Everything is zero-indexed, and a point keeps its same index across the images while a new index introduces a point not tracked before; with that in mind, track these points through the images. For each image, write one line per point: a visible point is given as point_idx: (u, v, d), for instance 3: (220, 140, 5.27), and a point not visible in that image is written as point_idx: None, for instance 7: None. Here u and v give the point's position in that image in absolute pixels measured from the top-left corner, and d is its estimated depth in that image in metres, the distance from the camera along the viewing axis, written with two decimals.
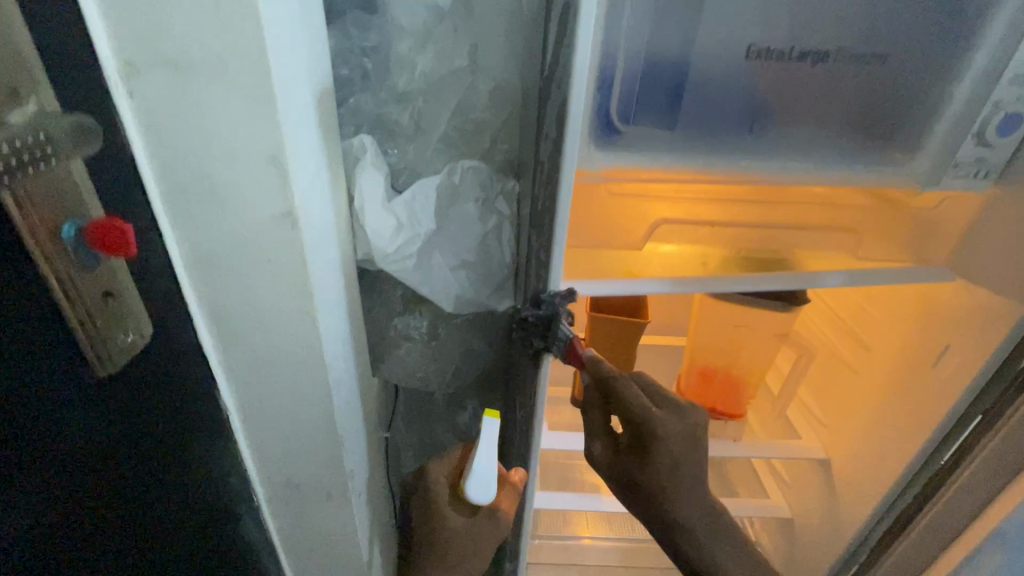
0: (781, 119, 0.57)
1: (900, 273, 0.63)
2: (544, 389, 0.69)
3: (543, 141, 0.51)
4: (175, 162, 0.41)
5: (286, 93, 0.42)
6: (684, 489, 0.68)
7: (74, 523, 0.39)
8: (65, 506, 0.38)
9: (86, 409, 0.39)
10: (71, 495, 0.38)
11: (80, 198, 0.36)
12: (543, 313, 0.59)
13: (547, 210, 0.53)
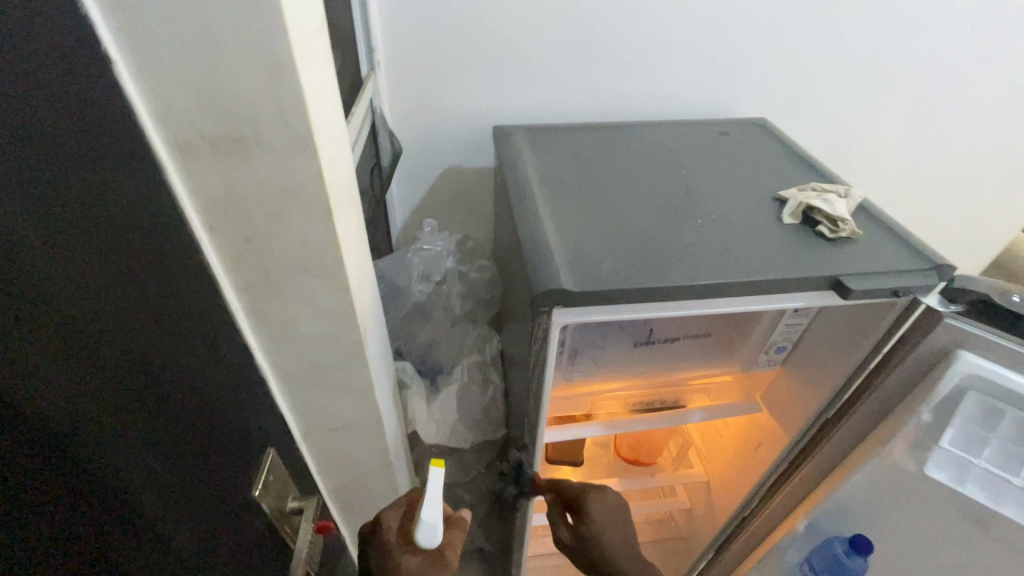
0: (664, 352, 0.90)
1: (738, 409, 1.02)
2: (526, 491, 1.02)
3: (521, 396, 0.82)
4: (299, 394, 0.66)
5: (370, 342, 0.66)
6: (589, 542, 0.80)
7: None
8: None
9: (253, 533, 0.57)
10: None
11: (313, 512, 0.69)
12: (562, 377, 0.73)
13: (525, 423, 0.84)
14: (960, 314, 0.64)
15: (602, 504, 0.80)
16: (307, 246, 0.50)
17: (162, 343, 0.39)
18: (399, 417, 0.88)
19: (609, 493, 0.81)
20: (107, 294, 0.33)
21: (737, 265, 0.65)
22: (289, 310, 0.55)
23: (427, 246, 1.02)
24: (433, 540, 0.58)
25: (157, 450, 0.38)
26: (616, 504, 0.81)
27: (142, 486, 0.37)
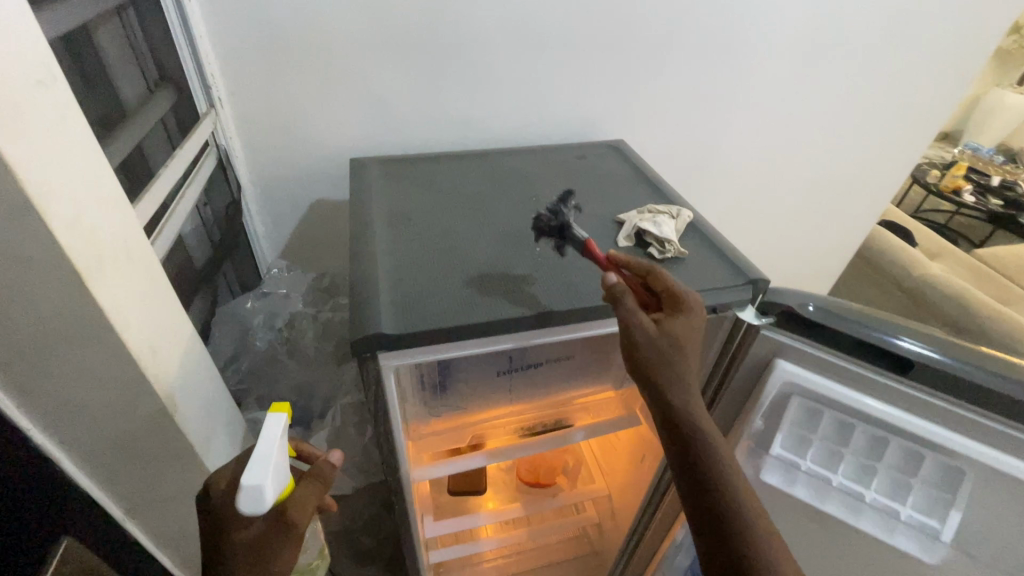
0: (533, 377, 0.90)
1: (619, 424, 1.04)
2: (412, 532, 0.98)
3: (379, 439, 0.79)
4: (107, 474, 0.59)
5: (187, 402, 0.60)
6: (659, 354, 0.57)
7: None
8: None
9: None
10: None
11: None
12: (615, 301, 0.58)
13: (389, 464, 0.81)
14: (773, 326, 0.67)
15: (683, 324, 0.59)
16: (63, 318, 0.45)
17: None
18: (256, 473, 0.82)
19: (682, 319, 0.59)
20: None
21: (568, 294, 0.66)
22: (63, 383, 0.49)
23: (270, 289, 1.00)
24: (255, 506, 0.47)
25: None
26: (685, 333, 0.58)
27: None
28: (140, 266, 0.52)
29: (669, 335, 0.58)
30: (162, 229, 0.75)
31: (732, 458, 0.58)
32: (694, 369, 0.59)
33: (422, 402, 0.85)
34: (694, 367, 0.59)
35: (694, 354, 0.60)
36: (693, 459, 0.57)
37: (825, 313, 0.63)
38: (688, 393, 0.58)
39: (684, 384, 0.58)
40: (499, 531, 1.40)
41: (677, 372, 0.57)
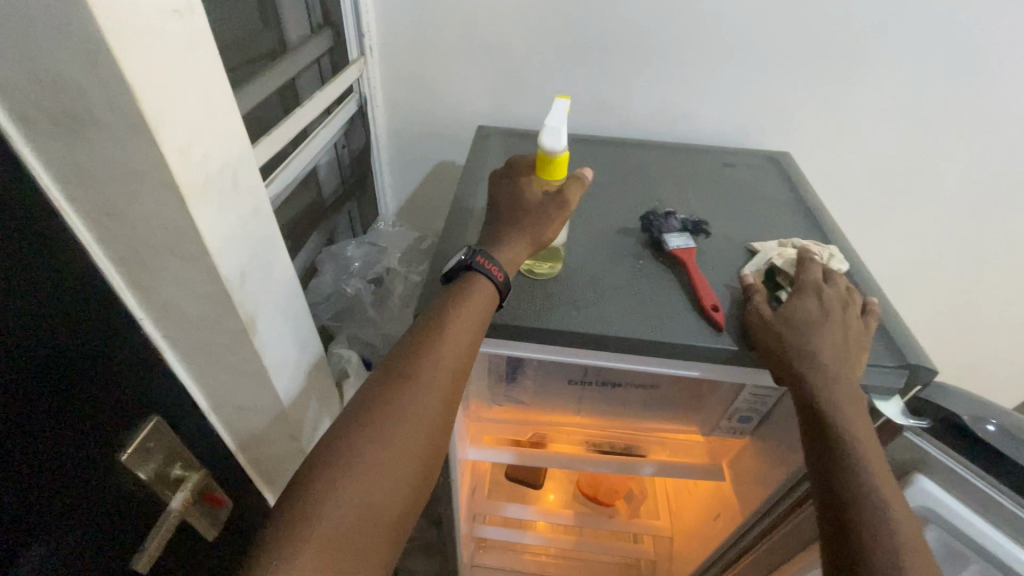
0: (608, 395, 0.82)
1: (697, 471, 0.92)
2: (456, 504, 0.98)
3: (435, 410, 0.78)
4: (197, 368, 0.67)
5: (268, 328, 0.65)
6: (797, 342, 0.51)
7: (126, 544, 0.61)
8: (110, 543, 0.59)
9: (112, 492, 0.58)
10: (115, 537, 0.59)
11: (206, 484, 0.71)
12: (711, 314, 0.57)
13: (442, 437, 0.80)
14: (924, 433, 0.51)
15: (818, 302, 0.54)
16: (168, 231, 0.49)
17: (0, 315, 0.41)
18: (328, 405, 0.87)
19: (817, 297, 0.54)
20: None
21: (656, 321, 0.57)
22: (169, 286, 0.55)
23: (372, 241, 1.00)
24: (557, 141, 0.54)
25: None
26: (833, 322, 0.53)
27: None
28: (245, 197, 0.55)
29: (808, 313, 0.53)
30: (293, 164, 0.81)
31: (867, 453, 0.48)
32: (824, 346, 0.51)
33: (487, 386, 0.83)
34: (836, 348, 0.51)
35: (837, 343, 0.52)
36: (829, 461, 0.48)
37: (1012, 441, 0.46)
38: (823, 368, 0.50)
39: (820, 368, 0.50)
40: (549, 530, 1.36)
41: (794, 344, 0.51)
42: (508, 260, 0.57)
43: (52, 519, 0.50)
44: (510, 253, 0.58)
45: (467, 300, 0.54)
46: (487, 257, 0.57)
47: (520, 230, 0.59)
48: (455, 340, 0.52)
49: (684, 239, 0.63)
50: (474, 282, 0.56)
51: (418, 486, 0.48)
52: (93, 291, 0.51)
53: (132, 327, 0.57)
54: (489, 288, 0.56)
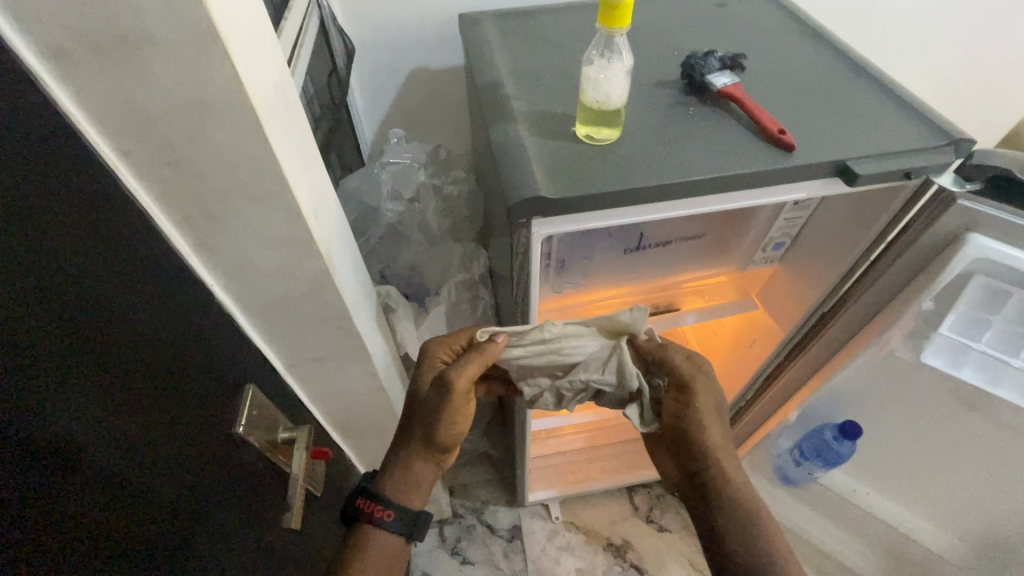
0: (656, 257, 0.86)
1: (733, 308, 1.00)
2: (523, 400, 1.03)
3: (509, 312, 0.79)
4: (271, 328, 0.63)
5: (340, 266, 0.61)
6: (714, 432, 0.70)
7: (260, 510, 0.61)
8: (248, 512, 0.58)
9: (237, 465, 0.56)
10: (250, 506, 0.59)
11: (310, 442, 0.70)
12: (780, 137, 0.59)
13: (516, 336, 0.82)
14: (976, 194, 0.58)
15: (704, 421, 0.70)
16: (241, 171, 0.44)
17: (93, 296, 0.37)
18: (387, 340, 0.85)
19: (692, 410, 0.70)
20: (26, 254, 0.31)
21: (733, 156, 0.59)
22: (238, 239, 0.50)
23: (394, 161, 0.97)
24: None
25: (110, 400, 0.38)
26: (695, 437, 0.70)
27: (76, 435, 0.35)
28: (298, 122, 0.50)
29: (689, 384, 0.71)
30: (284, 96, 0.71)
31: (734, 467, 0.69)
32: (712, 418, 0.70)
33: (544, 278, 0.83)
34: (712, 422, 0.70)
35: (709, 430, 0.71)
36: (706, 488, 0.69)
37: None
38: (715, 456, 0.69)
39: (713, 446, 0.69)
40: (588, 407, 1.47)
41: (703, 437, 0.69)
42: (397, 487, 0.73)
43: (199, 502, 0.49)
44: (395, 484, 0.73)
45: (400, 500, 0.72)
46: (380, 504, 0.71)
47: (409, 459, 0.74)
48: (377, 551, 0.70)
49: (729, 76, 0.64)
50: (367, 534, 0.70)
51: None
52: (166, 260, 0.46)
53: (207, 294, 0.52)
54: (387, 538, 0.71)
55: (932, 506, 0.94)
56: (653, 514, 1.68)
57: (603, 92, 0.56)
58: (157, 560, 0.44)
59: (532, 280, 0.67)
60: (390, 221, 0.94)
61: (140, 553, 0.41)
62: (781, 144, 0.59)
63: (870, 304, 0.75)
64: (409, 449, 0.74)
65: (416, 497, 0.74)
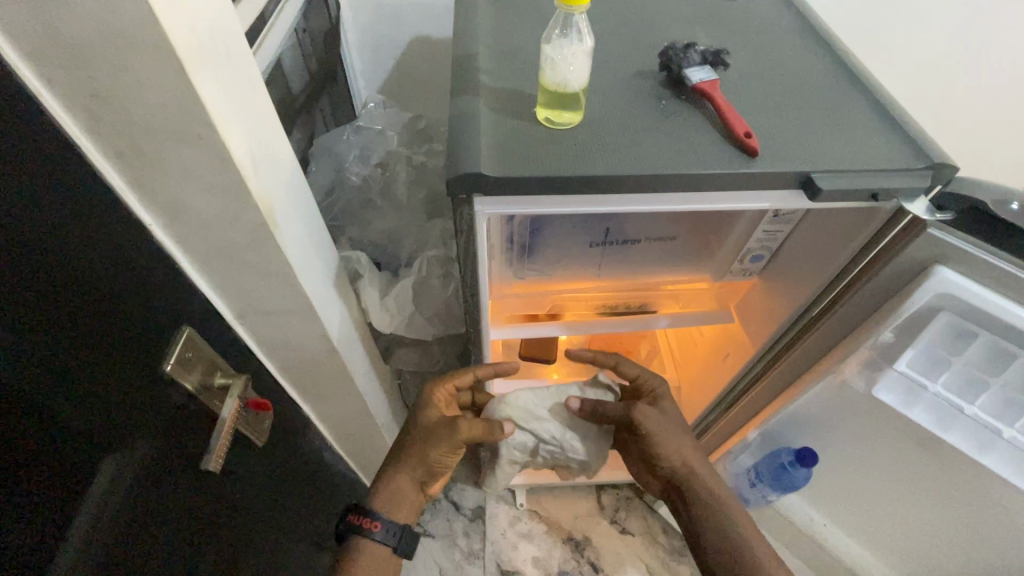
0: (625, 254, 0.83)
1: (708, 317, 0.97)
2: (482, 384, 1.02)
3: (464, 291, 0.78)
4: (215, 274, 0.63)
5: (285, 221, 0.61)
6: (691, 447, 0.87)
7: (189, 453, 0.62)
8: (176, 454, 0.59)
9: (169, 406, 0.57)
10: (180, 448, 0.59)
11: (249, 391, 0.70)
12: (745, 139, 0.56)
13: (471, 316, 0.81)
14: (945, 225, 0.55)
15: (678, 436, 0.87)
16: (168, 109, 0.44)
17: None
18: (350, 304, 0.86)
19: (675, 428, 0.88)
20: None
21: (693, 155, 0.56)
22: (172, 180, 0.50)
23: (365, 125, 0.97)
24: None
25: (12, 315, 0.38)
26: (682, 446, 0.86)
27: None
28: (239, 66, 0.49)
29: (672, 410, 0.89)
30: (260, 48, 0.71)
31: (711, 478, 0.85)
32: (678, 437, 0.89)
33: (506, 261, 0.82)
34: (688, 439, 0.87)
35: (673, 440, 0.84)
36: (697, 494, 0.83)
37: None
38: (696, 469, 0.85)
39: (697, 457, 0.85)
40: None
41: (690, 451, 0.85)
42: (385, 504, 0.83)
43: (115, 433, 0.49)
44: (383, 498, 0.83)
45: (391, 513, 0.83)
46: (380, 519, 0.81)
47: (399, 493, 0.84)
48: (377, 557, 0.81)
49: (706, 71, 0.61)
50: (369, 543, 0.81)
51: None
52: (97, 190, 0.46)
53: (143, 232, 0.53)
54: (384, 550, 0.82)
55: (884, 544, 0.91)
56: (618, 515, 1.67)
57: (562, 74, 0.54)
58: (66, 485, 0.44)
59: (478, 260, 0.66)
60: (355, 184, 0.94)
61: (41, 471, 0.41)
62: (743, 146, 0.56)
63: (837, 331, 0.71)
64: (398, 470, 0.84)
65: (406, 511, 0.84)
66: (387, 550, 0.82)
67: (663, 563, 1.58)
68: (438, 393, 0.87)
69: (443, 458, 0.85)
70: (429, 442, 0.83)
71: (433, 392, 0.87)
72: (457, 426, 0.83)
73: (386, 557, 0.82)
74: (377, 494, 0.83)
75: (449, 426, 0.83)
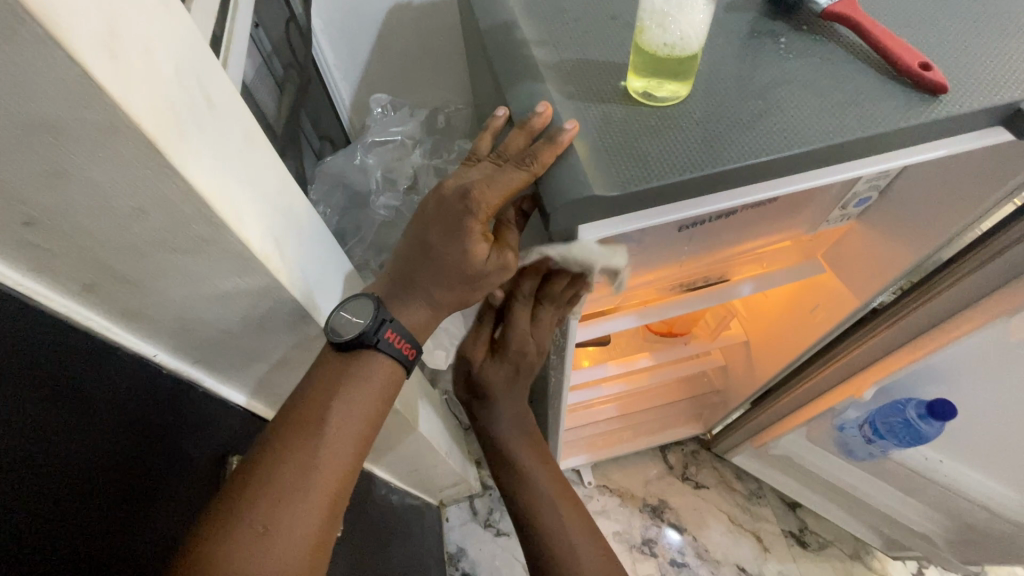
0: (715, 226, 0.68)
1: (796, 272, 0.85)
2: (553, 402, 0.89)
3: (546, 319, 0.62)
4: (246, 375, 0.49)
5: (325, 297, 0.46)
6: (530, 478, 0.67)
7: None
8: None
9: None
10: None
11: None
12: (920, 76, 0.41)
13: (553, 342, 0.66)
14: None
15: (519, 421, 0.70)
16: (150, 218, 0.29)
17: None
18: None
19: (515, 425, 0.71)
20: None
21: (857, 110, 0.42)
22: (174, 294, 0.36)
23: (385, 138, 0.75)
24: None
25: (27, 565, 0.27)
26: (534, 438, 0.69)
27: None
28: (233, 119, 0.33)
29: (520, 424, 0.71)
30: (231, 53, 0.50)
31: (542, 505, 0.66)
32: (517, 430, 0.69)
33: None
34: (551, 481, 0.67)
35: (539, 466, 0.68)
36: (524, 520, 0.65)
37: None
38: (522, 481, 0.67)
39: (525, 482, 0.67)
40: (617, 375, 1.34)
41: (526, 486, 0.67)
42: (419, 330, 0.46)
43: None
44: (426, 324, 0.46)
45: (406, 318, 0.45)
46: (398, 333, 0.44)
47: (432, 289, 0.44)
48: (364, 400, 0.43)
49: None
50: (370, 364, 0.43)
51: (328, 518, 0.41)
52: (71, 355, 0.32)
53: (151, 373, 0.39)
54: (391, 367, 0.44)
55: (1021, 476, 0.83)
56: None
57: (676, 31, 0.39)
58: None
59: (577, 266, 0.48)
60: (383, 219, 0.72)
61: None
62: (920, 85, 0.42)
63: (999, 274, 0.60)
64: (429, 302, 0.45)
65: (426, 311, 0.45)
66: (385, 396, 0.44)
67: (745, 508, 1.37)
68: (537, 175, 0.41)
69: (483, 293, 0.47)
70: (483, 286, 0.46)
71: (516, 171, 0.41)
72: (511, 250, 0.46)
73: (392, 393, 0.45)
74: (405, 313, 0.45)
75: (506, 249, 0.45)
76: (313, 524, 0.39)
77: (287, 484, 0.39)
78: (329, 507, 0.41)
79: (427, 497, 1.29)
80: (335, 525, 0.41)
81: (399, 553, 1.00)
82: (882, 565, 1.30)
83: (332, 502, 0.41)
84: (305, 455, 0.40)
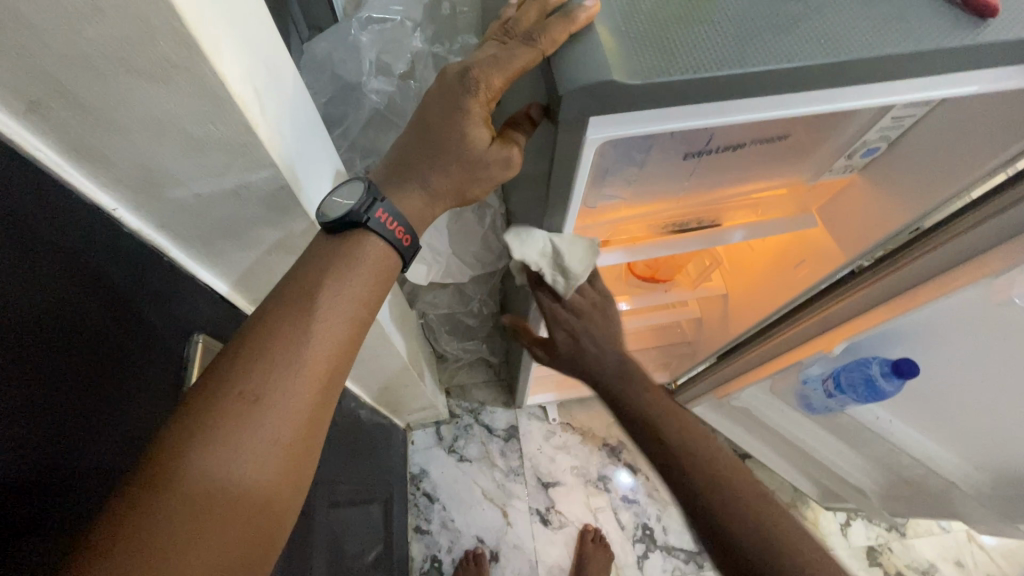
0: (723, 160, 0.65)
1: (792, 222, 0.83)
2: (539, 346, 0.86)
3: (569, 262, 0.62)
4: (216, 255, 0.46)
5: (312, 174, 0.43)
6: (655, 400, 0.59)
7: None
8: None
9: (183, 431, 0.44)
10: None
11: None
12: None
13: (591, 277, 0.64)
14: None
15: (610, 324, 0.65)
16: (112, 22, 0.26)
17: None
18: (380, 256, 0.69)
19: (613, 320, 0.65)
20: None
21: (901, 25, 0.39)
22: (137, 131, 0.33)
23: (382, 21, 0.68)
24: None
25: None
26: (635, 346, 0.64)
27: None
28: None
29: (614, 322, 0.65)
30: None
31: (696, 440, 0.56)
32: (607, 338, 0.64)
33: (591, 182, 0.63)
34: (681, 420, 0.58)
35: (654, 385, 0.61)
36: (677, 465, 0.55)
37: None
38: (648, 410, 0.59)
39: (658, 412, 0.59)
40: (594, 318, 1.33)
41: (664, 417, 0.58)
42: (411, 214, 0.43)
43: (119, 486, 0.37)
44: (418, 211, 0.44)
45: (396, 200, 0.43)
46: (389, 212, 0.41)
47: (426, 174, 0.42)
48: (357, 282, 0.41)
49: None
50: (360, 243, 0.41)
51: (324, 391, 0.39)
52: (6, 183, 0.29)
53: (107, 223, 0.36)
54: (381, 250, 0.42)
55: (962, 437, 0.87)
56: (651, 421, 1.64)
57: None
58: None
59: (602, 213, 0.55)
60: (375, 106, 0.68)
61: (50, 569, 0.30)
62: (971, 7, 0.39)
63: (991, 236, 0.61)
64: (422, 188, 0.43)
65: (417, 198, 0.43)
66: (381, 280, 0.42)
67: None
68: (547, 54, 0.38)
69: (482, 187, 0.45)
70: (482, 176, 0.44)
71: (524, 47, 0.38)
72: (516, 145, 0.44)
73: (386, 281, 0.43)
74: (397, 196, 0.43)
75: (511, 142, 0.44)
76: (308, 396, 0.38)
77: (277, 358, 0.37)
78: (321, 382, 0.39)
79: (395, 419, 1.30)
80: (327, 403, 0.39)
81: (363, 464, 1.01)
82: (814, 515, 1.39)
83: (326, 378, 0.39)
84: (298, 328, 0.38)
